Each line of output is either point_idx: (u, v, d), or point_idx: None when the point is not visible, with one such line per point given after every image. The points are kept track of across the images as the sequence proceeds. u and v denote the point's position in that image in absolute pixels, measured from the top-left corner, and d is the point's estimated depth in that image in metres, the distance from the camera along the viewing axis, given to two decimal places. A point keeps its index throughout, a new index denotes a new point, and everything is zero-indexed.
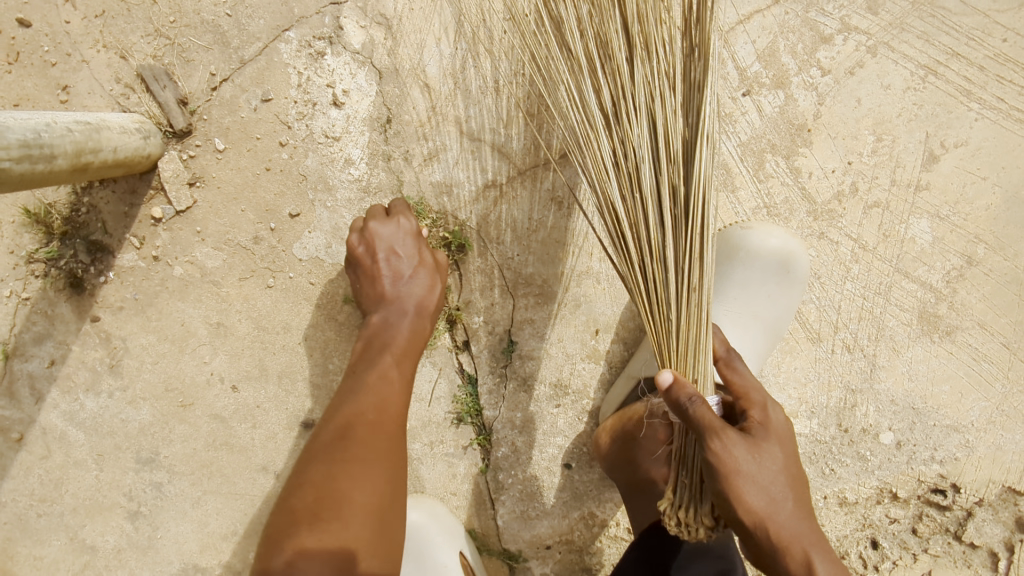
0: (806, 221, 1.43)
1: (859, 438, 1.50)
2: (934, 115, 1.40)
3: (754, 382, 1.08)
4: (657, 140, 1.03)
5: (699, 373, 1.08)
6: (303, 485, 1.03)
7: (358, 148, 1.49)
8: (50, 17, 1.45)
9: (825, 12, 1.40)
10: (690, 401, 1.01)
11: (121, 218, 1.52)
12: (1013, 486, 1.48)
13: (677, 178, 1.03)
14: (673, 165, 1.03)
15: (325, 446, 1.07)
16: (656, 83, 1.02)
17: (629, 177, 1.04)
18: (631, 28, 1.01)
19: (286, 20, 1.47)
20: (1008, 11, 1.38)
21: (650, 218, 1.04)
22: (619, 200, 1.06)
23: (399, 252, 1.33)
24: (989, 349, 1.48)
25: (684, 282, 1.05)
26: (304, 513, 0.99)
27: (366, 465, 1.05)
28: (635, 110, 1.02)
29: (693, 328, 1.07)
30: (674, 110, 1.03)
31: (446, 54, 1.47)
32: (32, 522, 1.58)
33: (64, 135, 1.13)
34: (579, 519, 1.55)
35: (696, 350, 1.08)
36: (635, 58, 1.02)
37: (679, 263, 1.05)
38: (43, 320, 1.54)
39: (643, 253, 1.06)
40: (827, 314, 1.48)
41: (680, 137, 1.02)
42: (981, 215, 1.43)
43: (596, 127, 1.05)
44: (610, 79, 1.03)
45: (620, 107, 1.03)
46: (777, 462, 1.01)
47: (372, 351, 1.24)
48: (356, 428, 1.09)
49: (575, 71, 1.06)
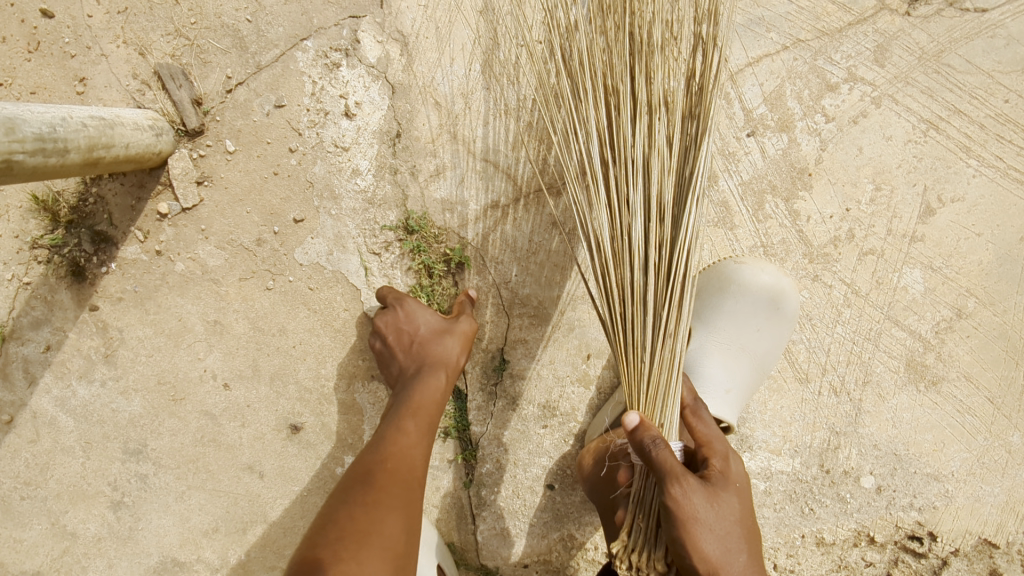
0: (801, 263, 1.46)
1: (840, 480, 1.51)
2: (933, 169, 1.43)
3: (717, 433, 1.12)
4: (649, 193, 1.05)
5: (667, 418, 1.11)
6: (325, 531, 1.04)
7: (366, 160, 1.51)
8: (73, 10, 1.48)
9: (832, 60, 1.42)
10: (653, 444, 1.03)
11: (128, 211, 1.54)
12: (989, 539, 1.49)
13: (666, 232, 1.06)
14: (663, 218, 1.06)
15: (348, 488, 1.11)
16: (656, 137, 1.04)
17: (618, 223, 1.06)
18: (639, 80, 1.04)
19: (306, 30, 1.49)
20: (1011, 72, 1.40)
21: (635, 265, 1.06)
22: (607, 245, 1.08)
23: (423, 317, 1.38)
24: (974, 402, 1.50)
25: (662, 330, 1.08)
26: (328, 550, 1.00)
27: (382, 513, 1.07)
28: (635, 161, 1.04)
29: (664, 376, 1.10)
30: (669, 164, 1.06)
31: (459, 74, 1.50)
32: (15, 505, 1.59)
33: (78, 130, 1.14)
34: (558, 540, 1.56)
35: (666, 394, 1.11)
36: (639, 111, 1.04)
37: (658, 310, 1.07)
38: (42, 306, 1.56)
39: (624, 298, 1.08)
40: (816, 356, 1.49)
41: (671, 193, 1.05)
42: (974, 269, 1.45)
43: (594, 173, 1.07)
44: (612, 128, 1.05)
45: (619, 158, 1.05)
46: (733, 514, 1.04)
47: (391, 411, 1.27)
48: (374, 476, 1.12)
49: (579, 112, 1.08)
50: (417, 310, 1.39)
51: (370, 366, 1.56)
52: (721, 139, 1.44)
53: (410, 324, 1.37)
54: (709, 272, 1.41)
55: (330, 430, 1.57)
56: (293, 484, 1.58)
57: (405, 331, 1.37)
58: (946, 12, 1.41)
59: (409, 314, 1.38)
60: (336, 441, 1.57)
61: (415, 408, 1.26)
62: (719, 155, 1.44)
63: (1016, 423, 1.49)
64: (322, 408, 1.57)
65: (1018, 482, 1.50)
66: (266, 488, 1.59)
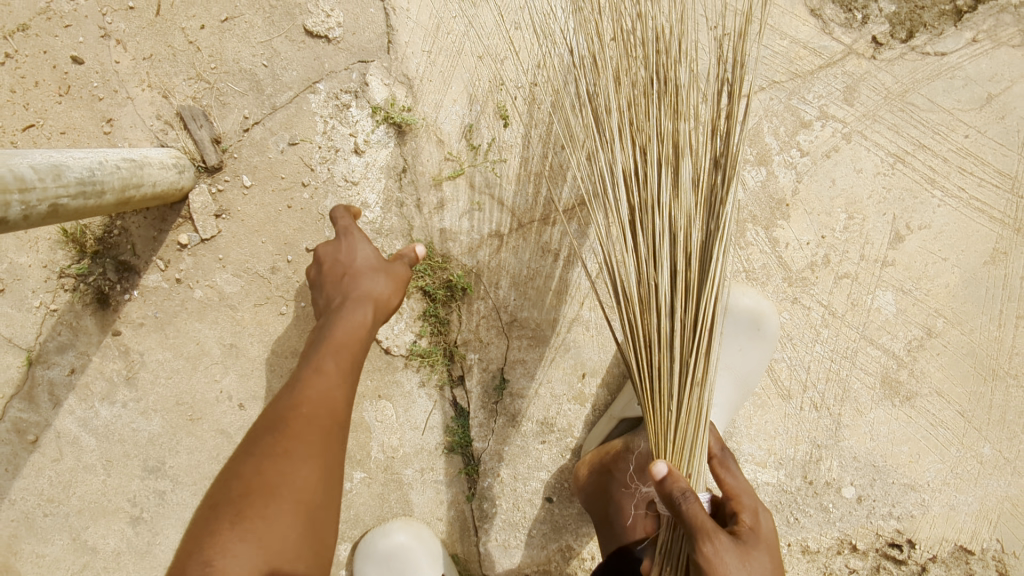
0: (781, 286, 1.56)
1: (822, 491, 1.61)
2: (901, 199, 1.53)
3: (745, 487, 1.19)
4: (674, 249, 1.15)
5: (692, 467, 1.19)
6: (232, 481, 0.99)
7: (375, 193, 1.61)
8: (101, 56, 1.58)
9: (806, 100, 1.52)
10: (682, 498, 1.10)
11: (150, 242, 1.64)
12: (964, 545, 1.59)
13: (692, 286, 1.14)
14: (689, 273, 1.14)
15: (258, 435, 1.04)
16: (680, 197, 1.13)
17: (646, 275, 1.16)
18: (663, 142, 1.13)
19: (317, 73, 1.59)
20: (971, 110, 1.50)
21: (661, 317, 1.15)
22: (636, 297, 1.18)
23: (350, 248, 1.33)
24: (945, 416, 1.59)
25: (688, 378, 1.16)
26: (232, 510, 0.95)
27: (294, 464, 1.01)
28: (661, 218, 1.14)
29: (689, 426, 1.19)
30: (694, 223, 1.14)
31: (460, 113, 1.59)
32: (38, 521, 1.67)
33: (113, 172, 1.25)
34: (557, 550, 1.65)
35: (693, 442, 1.20)
36: (664, 170, 1.13)
37: (684, 359, 1.17)
38: (68, 331, 1.66)
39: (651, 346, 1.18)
40: (797, 373, 1.59)
41: (695, 250, 1.14)
42: (943, 292, 1.56)
43: (623, 225, 1.17)
44: (641, 186, 1.15)
45: (646, 214, 1.15)
46: (765, 571, 1.08)
47: (310, 348, 1.18)
48: (285, 424, 1.05)
49: (609, 163, 1.18)
50: (352, 242, 1.34)
51: (378, 387, 1.65)
52: None
53: (337, 256, 1.33)
54: None
55: None
56: None
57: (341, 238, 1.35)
58: (909, 55, 1.50)
59: (335, 249, 1.34)
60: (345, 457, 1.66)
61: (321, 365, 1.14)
62: None
63: (986, 435, 1.59)
64: None
65: (990, 491, 1.59)
66: None
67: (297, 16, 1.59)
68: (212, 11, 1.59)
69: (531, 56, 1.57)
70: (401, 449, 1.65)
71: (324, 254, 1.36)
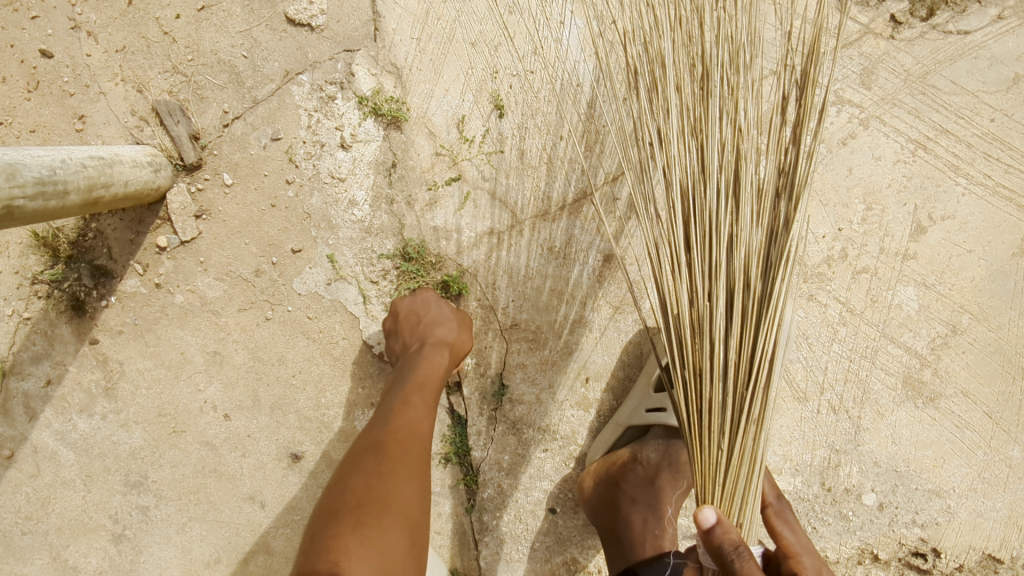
0: (795, 282, 1.47)
1: (841, 498, 1.52)
2: (922, 189, 1.44)
3: (804, 543, 1.14)
4: (732, 266, 0.97)
5: (745, 518, 1.02)
6: (341, 496, 1.05)
7: (363, 190, 1.52)
8: (71, 49, 1.49)
9: (820, 84, 1.43)
10: (733, 551, 0.96)
11: (127, 245, 1.55)
12: (993, 554, 1.49)
13: (751, 309, 0.96)
14: (747, 294, 0.97)
15: (360, 456, 1.12)
16: (740, 206, 0.96)
17: (700, 293, 0.98)
18: (721, 139, 0.96)
19: (301, 64, 1.50)
20: (996, 92, 1.41)
21: (715, 344, 0.98)
22: (685, 321, 1.00)
23: (430, 304, 1.43)
24: (972, 417, 1.50)
25: (743, 415, 0.99)
26: (348, 518, 1.01)
27: (401, 478, 1.08)
28: (716, 228, 0.97)
29: (743, 471, 1.01)
30: (755, 236, 0.97)
31: (452, 104, 1.50)
32: (15, 540, 1.59)
33: (79, 171, 1.16)
34: (561, 564, 1.56)
35: (745, 490, 1.02)
36: (721, 171, 0.96)
37: (739, 394, 0.99)
38: (43, 340, 1.57)
39: (701, 376, 1.00)
40: (814, 374, 1.50)
41: (756, 268, 0.96)
42: (967, 285, 1.47)
43: (672, 233, 1.00)
44: (693, 192, 0.98)
45: (699, 222, 0.98)
46: None
47: (396, 383, 1.27)
48: (388, 442, 1.13)
49: (659, 160, 1.01)
50: (438, 304, 1.43)
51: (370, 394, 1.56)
52: None
53: (421, 307, 1.42)
54: None
55: (330, 457, 1.57)
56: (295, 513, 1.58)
57: (411, 310, 1.42)
58: (930, 34, 1.41)
59: (421, 299, 1.43)
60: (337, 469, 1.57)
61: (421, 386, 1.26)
62: None
63: (1015, 437, 1.50)
64: (322, 437, 1.58)
65: (1019, 497, 1.50)
66: (268, 517, 1.59)
67: (278, 4, 1.50)
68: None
69: (527, 42, 1.48)
70: None
71: (406, 307, 1.43)
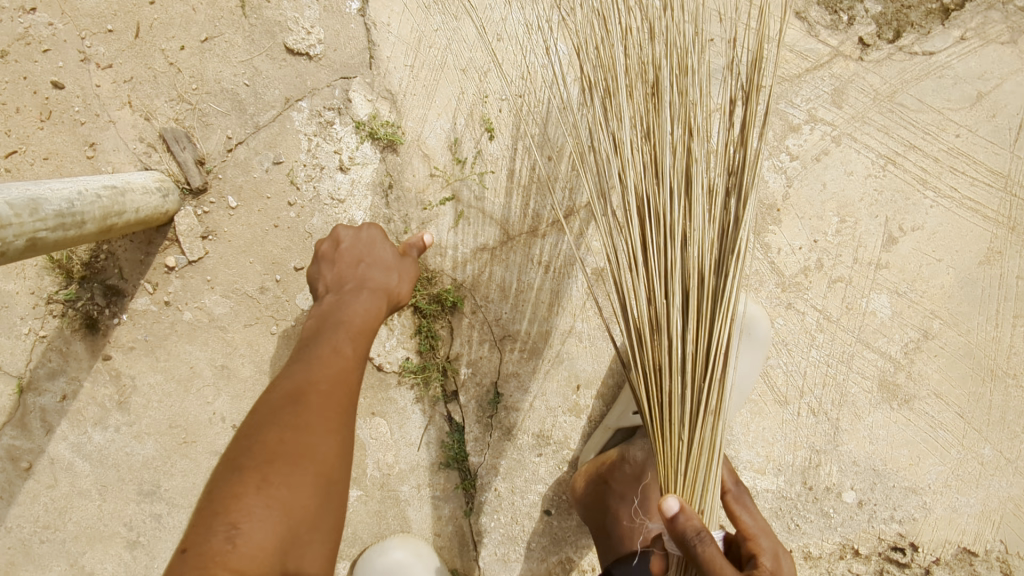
0: (775, 292, 1.55)
1: (822, 496, 1.59)
2: (893, 201, 1.52)
3: (762, 526, 1.19)
4: (687, 266, 1.05)
5: (706, 503, 1.11)
6: (248, 453, 0.92)
7: (361, 211, 1.59)
8: (81, 80, 1.57)
9: (794, 103, 1.50)
10: (698, 538, 1.04)
11: (137, 265, 1.62)
12: (967, 547, 1.57)
13: (705, 306, 1.05)
14: (701, 293, 1.05)
15: (276, 409, 0.98)
16: (692, 210, 1.04)
17: (657, 290, 1.06)
18: (674, 149, 1.04)
19: (300, 91, 1.58)
20: (961, 109, 1.48)
21: (672, 341, 1.06)
22: (643, 320, 1.08)
23: (364, 238, 1.37)
24: (945, 418, 1.58)
25: (699, 406, 1.08)
26: (254, 478, 0.88)
27: (317, 435, 0.97)
28: (672, 231, 1.04)
29: (703, 459, 1.10)
30: (707, 238, 1.05)
31: (444, 127, 1.58)
32: (35, 547, 1.66)
33: (94, 202, 1.23)
34: (557, 562, 1.64)
35: (705, 477, 1.11)
36: (675, 178, 1.04)
37: (695, 386, 1.07)
38: (58, 357, 1.65)
39: (660, 369, 1.08)
40: (794, 379, 1.58)
41: (708, 268, 1.05)
42: (938, 292, 1.54)
43: (630, 236, 1.08)
44: (650, 200, 1.05)
45: (656, 226, 1.05)
46: None
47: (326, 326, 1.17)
48: (308, 397, 1.00)
49: (619, 167, 1.08)
50: (376, 242, 1.37)
51: (371, 404, 1.63)
52: None
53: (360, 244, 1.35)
54: None
55: None
56: None
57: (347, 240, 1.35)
58: (897, 55, 1.48)
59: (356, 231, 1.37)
60: None
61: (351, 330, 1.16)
62: None
63: (987, 436, 1.57)
64: None
65: (992, 492, 1.57)
66: None
67: (277, 34, 1.57)
68: (192, 31, 1.57)
69: (515, 66, 1.56)
70: (397, 466, 1.64)
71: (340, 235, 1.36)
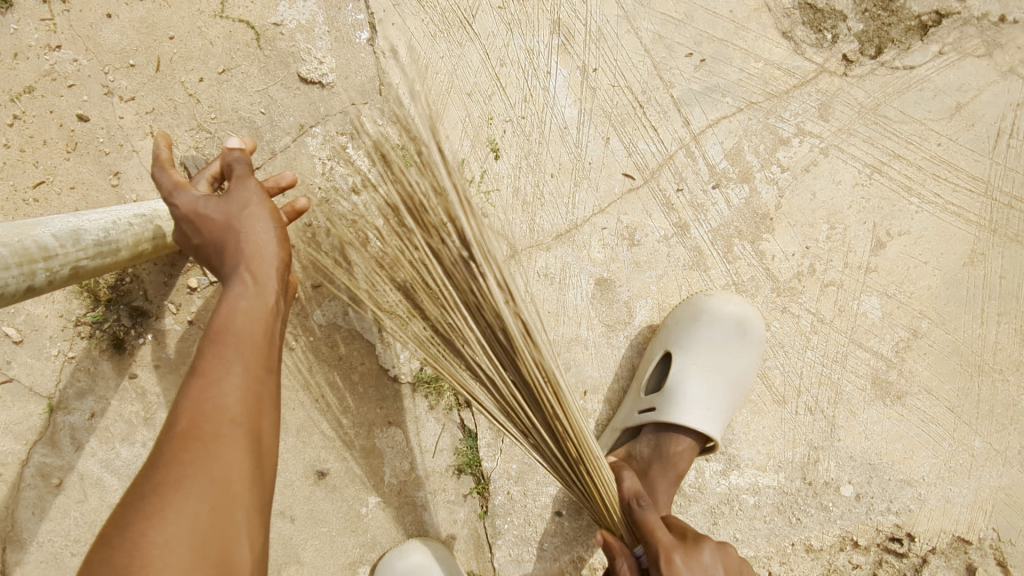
0: (770, 296, 1.64)
1: (822, 490, 1.67)
2: (879, 207, 1.60)
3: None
4: (503, 334, 1.46)
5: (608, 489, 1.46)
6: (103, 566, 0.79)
7: (374, 229, 1.65)
8: (106, 112, 1.64)
9: (783, 118, 1.58)
10: None
11: (161, 287, 1.71)
12: (962, 536, 1.64)
13: (506, 352, 1.47)
14: (508, 339, 1.46)
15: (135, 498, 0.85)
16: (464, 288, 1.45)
17: (456, 340, 1.50)
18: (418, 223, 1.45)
19: (314, 118, 1.64)
20: (942, 119, 1.56)
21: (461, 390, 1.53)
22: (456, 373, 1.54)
23: (195, 202, 1.14)
24: (936, 412, 1.66)
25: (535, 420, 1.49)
26: None
27: (173, 511, 0.83)
28: (455, 304, 1.47)
29: (603, 475, 1.47)
30: (499, 299, 1.42)
31: (452, 148, 1.64)
32: (66, 561, 1.73)
33: (127, 230, 1.30)
34: (569, 561, 1.72)
35: (605, 475, 1.47)
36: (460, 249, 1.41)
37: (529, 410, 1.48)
38: (87, 377, 1.72)
39: (504, 401, 1.49)
40: (791, 379, 1.66)
41: (502, 327, 1.44)
42: (925, 293, 1.63)
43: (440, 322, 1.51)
44: (418, 290, 1.48)
45: (455, 312, 1.47)
46: None
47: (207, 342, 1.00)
48: (161, 463, 0.88)
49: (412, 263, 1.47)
50: (201, 200, 1.14)
51: (388, 413, 1.71)
52: (691, 192, 1.62)
53: (195, 207, 1.14)
54: (684, 305, 1.60)
55: (353, 473, 1.71)
56: (322, 526, 1.70)
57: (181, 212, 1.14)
58: (879, 70, 1.55)
59: (182, 195, 1.15)
60: (360, 483, 1.71)
61: (220, 329, 1.01)
62: (690, 207, 1.62)
63: (977, 429, 1.65)
64: (345, 454, 1.71)
65: (983, 483, 1.65)
66: (297, 531, 1.69)
67: (291, 64, 1.63)
68: (209, 64, 1.63)
69: (518, 90, 1.60)
70: (413, 472, 1.71)
71: (184, 207, 1.14)
